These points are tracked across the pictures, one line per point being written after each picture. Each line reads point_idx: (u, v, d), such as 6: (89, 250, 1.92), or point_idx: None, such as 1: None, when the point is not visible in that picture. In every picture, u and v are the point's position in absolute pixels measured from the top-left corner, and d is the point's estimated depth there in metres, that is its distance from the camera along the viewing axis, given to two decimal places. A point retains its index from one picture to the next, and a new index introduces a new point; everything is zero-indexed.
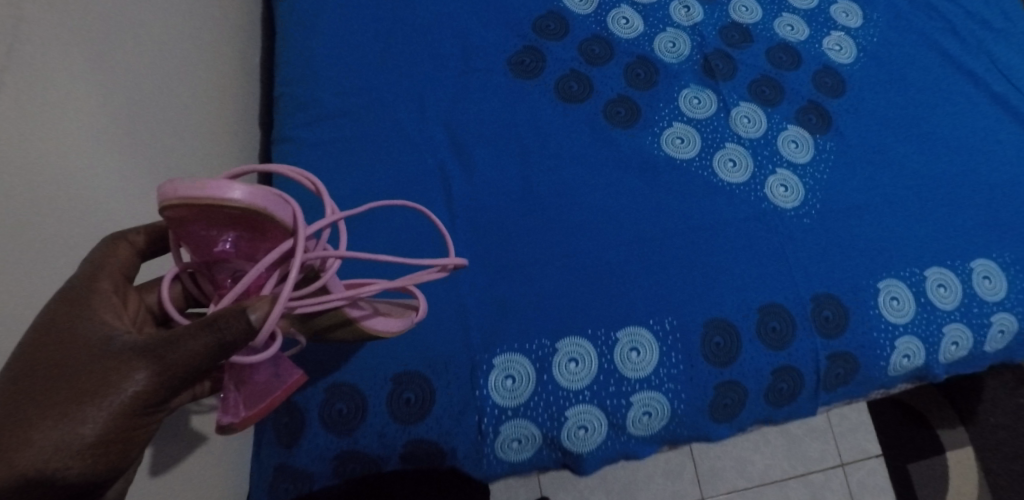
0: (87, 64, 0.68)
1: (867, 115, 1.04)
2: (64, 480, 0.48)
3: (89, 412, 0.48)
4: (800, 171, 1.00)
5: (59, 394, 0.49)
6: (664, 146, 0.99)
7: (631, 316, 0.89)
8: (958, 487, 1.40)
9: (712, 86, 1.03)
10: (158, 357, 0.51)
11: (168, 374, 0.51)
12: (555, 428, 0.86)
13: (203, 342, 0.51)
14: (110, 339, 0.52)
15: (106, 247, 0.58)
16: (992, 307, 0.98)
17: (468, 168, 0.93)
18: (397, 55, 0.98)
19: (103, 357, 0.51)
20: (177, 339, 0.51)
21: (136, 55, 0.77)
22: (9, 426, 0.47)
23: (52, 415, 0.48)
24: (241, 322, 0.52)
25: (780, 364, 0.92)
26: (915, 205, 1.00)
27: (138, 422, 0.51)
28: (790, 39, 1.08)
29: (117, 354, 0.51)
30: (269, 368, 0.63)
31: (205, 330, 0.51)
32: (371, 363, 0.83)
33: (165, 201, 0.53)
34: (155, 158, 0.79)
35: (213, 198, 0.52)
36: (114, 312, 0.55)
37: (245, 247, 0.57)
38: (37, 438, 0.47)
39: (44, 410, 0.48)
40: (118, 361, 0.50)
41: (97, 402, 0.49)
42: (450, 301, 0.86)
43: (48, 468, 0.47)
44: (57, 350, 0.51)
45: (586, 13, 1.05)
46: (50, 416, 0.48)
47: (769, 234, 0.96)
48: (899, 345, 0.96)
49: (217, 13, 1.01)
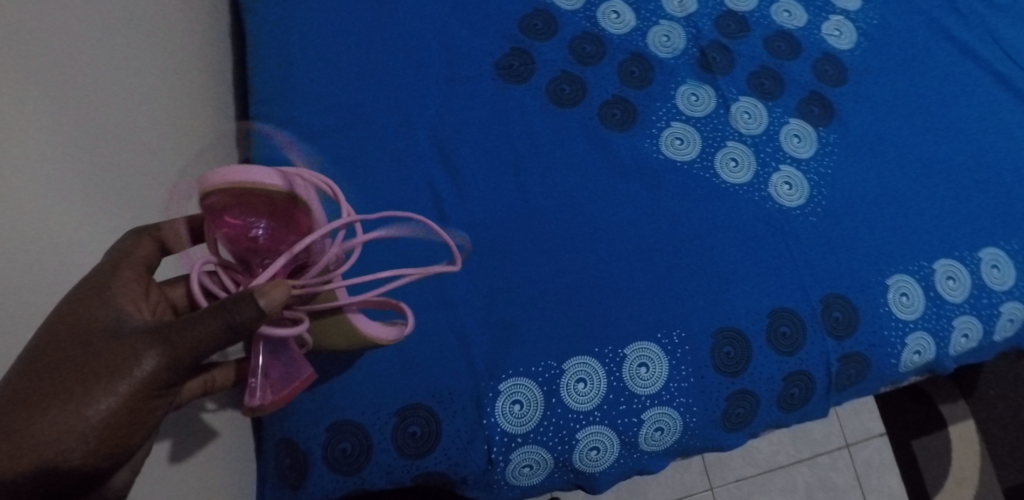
0: (83, 102, 0.68)
1: (871, 103, 1.02)
2: (66, 463, 0.48)
3: (98, 393, 0.49)
4: (803, 167, 0.98)
5: (72, 376, 0.50)
6: (664, 148, 0.97)
7: (639, 331, 0.87)
8: (962, 461, 1.44)
9: (710, 81, 1.02)
10: (164, 341, 0.51)
11: (178, 360, 0.51)
12: (567, 452, 0.84)
13: (214, 326, 0.51)
14: (126, 326, 0.53)
15: (130, 240, 0.61)
16: (1000, 296, 0.97)
17: (459, 182, 0.92)
18: (385, 65, 0.96)
19: (116, 341, 0.51)
20: (188, 322, 0.51)
21: (126, 79, 0.76)
22: (20, 406, 0.48)
23: (62, 396, 0.49)
24: (253, 307, 0.52)
25: (791, 370, 0.90)
26: (921, 197, 0.98)
27: (146, 405, 0.51)
28: (788, 25, 1.06)
29: (127, 338, 0.52)
30: (285, 361, 0.64)
31: (216, 313, 0.51)
32: (373, 398, 0.80)
33: (209, 187, 0.57)
34: (155, 186, 0.77)
35: (257, 182, 0.58)
36: (133, 301, 0.56)
37: (273, 239, 0.60)
38: (44, 418, 0.48)
39: (55, 391, 0.49)
40: (129, 345, 0.51)
41: (105, 385, 0.49)
42: (453, 326, 0.84)
43: (52, 449, 0.48)
44: (74, 335, 0.52)
45: (574, 9, 1.04)
46: (60, 396, 0.49)
47: (775, 235, 0.94)
48: (910, 341, 0.94)
49: (201, 27, 0.98)
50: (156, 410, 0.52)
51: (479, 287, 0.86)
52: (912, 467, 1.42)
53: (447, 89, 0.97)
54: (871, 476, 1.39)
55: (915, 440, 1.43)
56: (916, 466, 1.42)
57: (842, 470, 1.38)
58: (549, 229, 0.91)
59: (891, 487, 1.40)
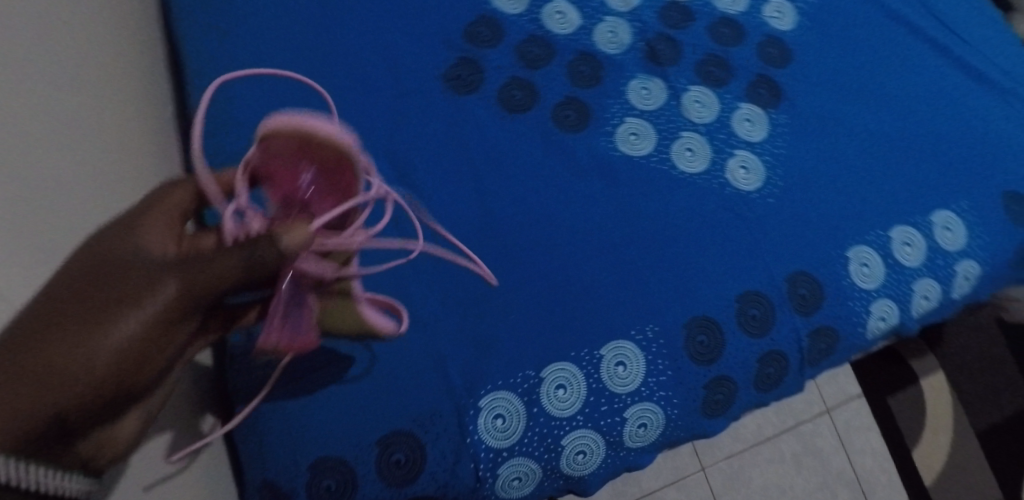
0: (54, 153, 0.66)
1: (815, 81, 1.04)
2: (72, 394, 0.42)
3: (124, 314, 0.44)
4: (757, 150, 1.00)
5: (94, 296, 0.44)
6: (620, 145, 0.98)
7: (614, 331, 0.88)
8: (935, 412, 1.49)
9: (659, 73, 1.03)
10: (191, 267, 0.46)
11: (199, 296, 0.47)
12: (554, 459, 0.85)
13: (236, 260, 0.48)
14: (145, 254, 0.47)
15: (162, 187, 0.55)
16: (954, 256, 1.00)
17: (418, 198, 0.92)
18: (333, 88, 0.95)
19: (137, 266, 0.46)
20: (211, 257, 0.47)
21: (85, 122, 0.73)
22: (27, 331, 0.42)
23: (79, 320, 0.43)
24: (274, 248, 0.49)
25: (765, 350, 0.92)
26: (872, 167, 1.00)
27: (170, 333, 0.47)
28: (730, 11, 1.07)
29: (158, 263, 0.47)
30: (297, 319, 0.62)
31: (239, 248, 0.48)
32: (354, 429, 0.79)
33: (273, 123, 0.58)
34: None
35: (317, 126, 0.58)
36: (160, 234, 0.50)
37: (317, 192, 0.59)
38: (53, 342, 0.42)
39: (73, 316, 0.43)
40: (149, 272, 0.46)
41: (127, 306, 0.44)
42: (426, 347, 0.83)
43: (64, 372, 0.42)
44: (92, 260, 0.46)
45: (518, 13, 1.03)
46: (74, 321, 0.43)
47: (737, 220, 0.95)
48: (874, 309, 0.96)
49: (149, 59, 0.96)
50: (172, 344, 0.47)
51: (450, 304, 0.86)
52: (890, 424, 1.45)
53: (397, 106, 0.96)
54: (853, 437, 1.42)
55: (890, 397, 1.47)
56: (893, 422, 1.45)
57: (824, 434, 1.41)
58: (514, 238, 0.91)
59: (872, 446, 1.43)
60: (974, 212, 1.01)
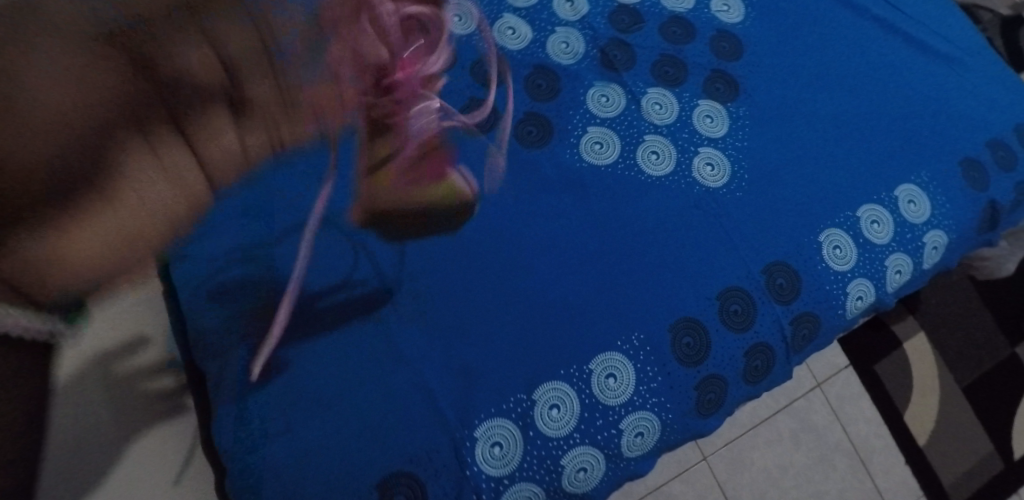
0: None
1: (768, 70, 1.06)
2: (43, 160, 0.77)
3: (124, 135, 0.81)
4: (721, 145, 1.00)
5: (94, 128, 0.79)
6: (585, 155, 0.98)
7: (600, 344, 0.89)
8: (923, 374, 1.50)
9: (616, 79, 1.03)
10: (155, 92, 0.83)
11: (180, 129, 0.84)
12: (556, 479, 0.87)
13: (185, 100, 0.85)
14: (125, 82, 0.81)
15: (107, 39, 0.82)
16: (921, 228, 1.01)
17: (390, 235, 0.92)
18: None
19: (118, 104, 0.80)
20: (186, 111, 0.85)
21: None
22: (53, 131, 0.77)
23: (89, 87, 0.79)
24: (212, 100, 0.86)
25: (750, 344, 0.93)
26: (833, 149, 1.02)
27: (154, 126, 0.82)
28: (679, 9, 1.08)
29: (163, 70, 0.83)
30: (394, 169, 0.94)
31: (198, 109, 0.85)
32: (355, 473, 0.82)
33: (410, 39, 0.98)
34: None
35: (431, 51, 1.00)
36: (115, 75, 0.81)
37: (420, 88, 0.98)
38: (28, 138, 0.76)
39: (88, 138, 0.79)
40: (123, 102, 0.81)
41: (118, 75, 0.81)
42: (414, 384, 0.85)
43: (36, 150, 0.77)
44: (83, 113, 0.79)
45: (469, 33, 1.03)
46: (87, 91, 0.79)
47: (709, 217, 0.96)
48: (851, 290, 0.98)
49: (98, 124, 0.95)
50: (172, 134, 0.84)
51: (434, 338, 0.87)
52: (879, 391, 1.47)
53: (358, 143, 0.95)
54: (845, 407, 1.44)
55: (877, 364, 1.48)
56: (882, 388, 1.47)
57: (817, 409, 1.43)
58: (490, 264, 0.91)
59: (865, 414, 1.45)
60: (935, 183, 1.03)
